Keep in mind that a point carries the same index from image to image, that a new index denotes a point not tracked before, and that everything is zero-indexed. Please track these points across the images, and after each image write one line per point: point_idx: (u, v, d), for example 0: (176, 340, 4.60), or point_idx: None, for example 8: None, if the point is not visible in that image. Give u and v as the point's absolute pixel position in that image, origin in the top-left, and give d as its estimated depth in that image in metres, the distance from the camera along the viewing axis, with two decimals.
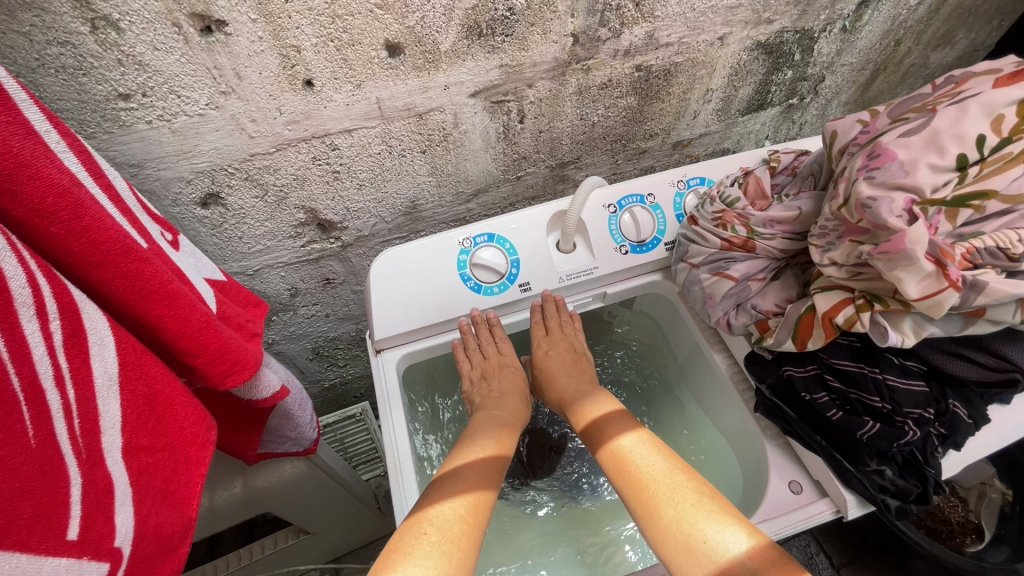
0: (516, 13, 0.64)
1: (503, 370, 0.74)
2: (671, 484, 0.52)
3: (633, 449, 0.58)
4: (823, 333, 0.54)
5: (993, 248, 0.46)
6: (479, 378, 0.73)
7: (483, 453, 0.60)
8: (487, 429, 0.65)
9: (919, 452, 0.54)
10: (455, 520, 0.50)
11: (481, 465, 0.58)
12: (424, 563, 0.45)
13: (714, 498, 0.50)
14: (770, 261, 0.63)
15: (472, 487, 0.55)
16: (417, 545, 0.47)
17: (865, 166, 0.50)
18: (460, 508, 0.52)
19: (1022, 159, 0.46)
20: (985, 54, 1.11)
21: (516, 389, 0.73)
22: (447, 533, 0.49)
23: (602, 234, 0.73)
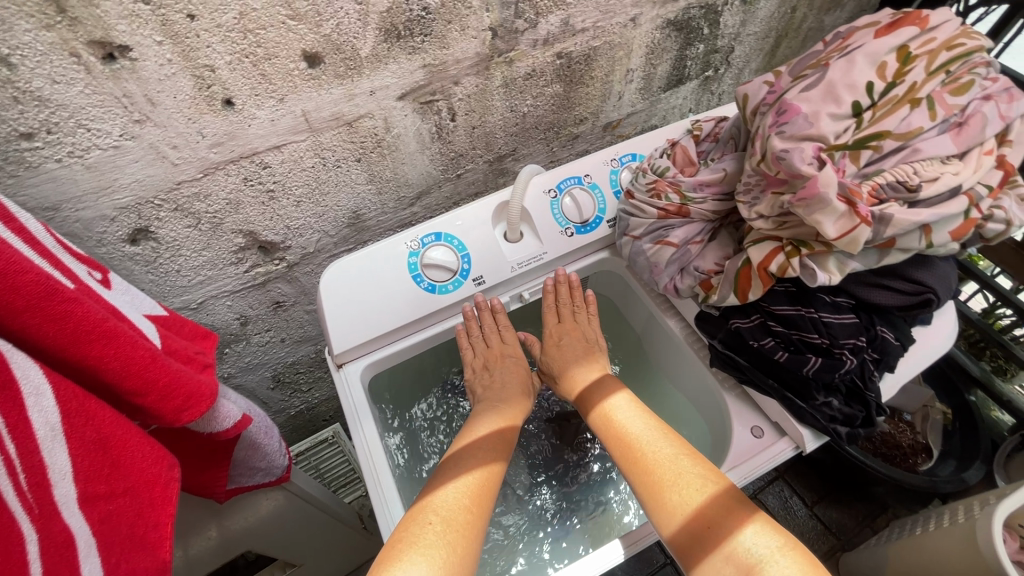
0: (431, 12, 0.65)
1: (506, 359, 0.76)
2: (677, 470, 0.56)
3: (641, 437, 0.61)
4: (761, 283, 0.57)
5: (894, 182, 0.51)
6: (482, 368, 0.75)
7: (489, 453, 0.63)
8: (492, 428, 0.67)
9: (859, 379, 0.59)
10: (458, 516, 0.55)
11: (483, 459, 0.62)
12: (426, 556, 0.50)
13: (717, 484, 0.54)
14: (705, 224, 0.66)
15: (473, 480, 0.59)
16: (421, 535, 0.52)
17: (775, 122, 0.54)
18: (461, 499, 0.57)
19: (907, 100, 0.51)
20: (870, 13, 1.21)
21: (520, 378, 0.75)
22: (450, 524, 0.54)
23: (546, 219, 0.75)
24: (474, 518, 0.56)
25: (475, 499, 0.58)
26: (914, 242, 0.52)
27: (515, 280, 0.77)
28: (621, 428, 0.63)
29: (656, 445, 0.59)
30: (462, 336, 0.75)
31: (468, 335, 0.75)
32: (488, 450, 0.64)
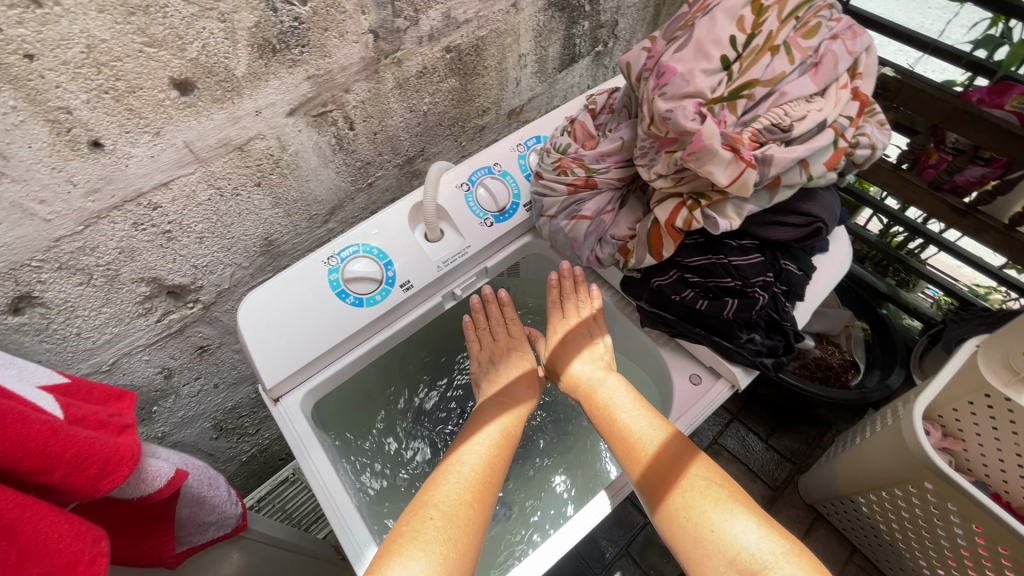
0: (304, 22, 0.63)
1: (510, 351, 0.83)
2: (681, 472, 0.58)
3: (647, 437, 0.61)
4: (671, 240, 0.60)
5: (769, 125, 0.55)
6: (488, 361, 0.83)
7: (490, 452, 0.68)
8: (494, 434, 0.71)
9: (774, 312, 0.63)
10: (459, 513, 0.60)
11: (484, 456, 0.67)
12: (426, 551, 0.55)
13: (721, 487, 0.56)
14: (614, 192, 0.68)
15: (473, 476, 0.64)
16: (424, 529, 0.57)
17: (657, 85, 0.56)
18: (462, 496, 0.62)
19: (767, 48, 0.55)
20: None
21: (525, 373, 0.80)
22: (451, 518, 0.59)
23: (463, 213, 0.75)
24: (473, 515, 0.60)
25: (476, 499, 0.62)
26: (789, 181, 0.56)
27: (444, 279, 0.76)
28: (621, 422, 0.64)
29: (662, 441, 0.60)
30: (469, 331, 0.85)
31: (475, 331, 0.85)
32: (490, 450, 0.68)
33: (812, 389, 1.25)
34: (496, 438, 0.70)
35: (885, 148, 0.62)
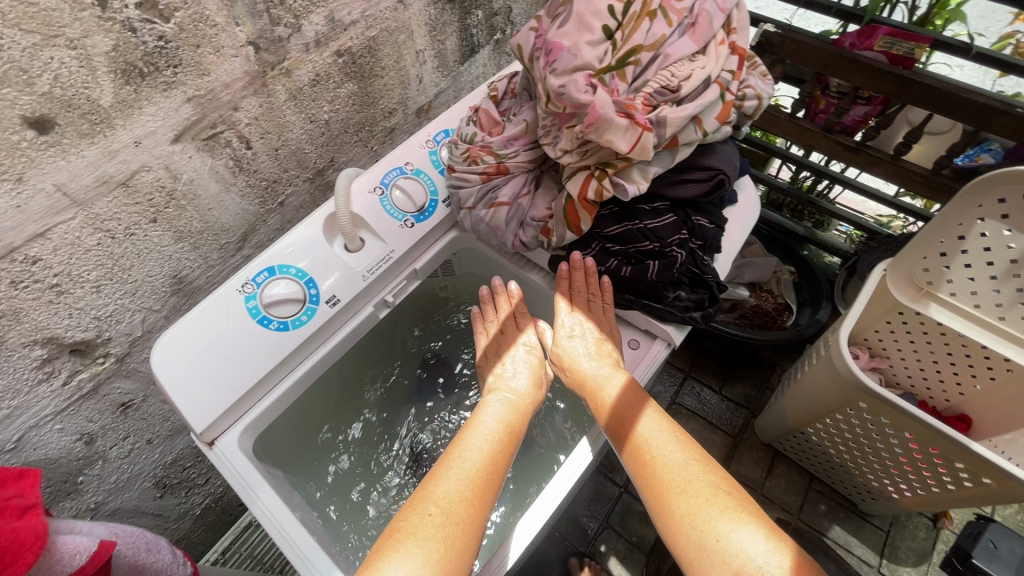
0: (170, 40, 0.59)
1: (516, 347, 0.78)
2: (687, 476, 0.52)
3: (652, 436, 0.56)
4: (586, 212, 0.61)
5: (658, 88, 0.56)
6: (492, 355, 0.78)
7: (493, 448, 0.63)
8: (498, 432, 0.65)
9: (695, 268, 0.65)
10: (456, 510, 0.55)
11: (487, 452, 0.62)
12: (420, 547, 0.51)
13: (729, 495, 0.49)
14: (527, 175, 0.69)
15: (475, 472, 0.59)
16: (419, 525, 0.53)
17: (547, 64, 0.57)
18: (462, 493, 0.57)
19: (645, 13, 0.57)
20: None
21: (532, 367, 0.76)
22: (450, 515, 0.54)
23: (381, 217, 0.73)
24: (472, 514, 0.55)
25: (475, 497, 0.57)
26: (687, 139, 0.58)
27: (372, 288, 0.74)
28: (628, 418, 0.58)
29: (668, 443, 0.55)
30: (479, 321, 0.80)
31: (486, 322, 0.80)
32: (494, 447, 0.63)
33: (757, 337, 1.35)
34: (503, 435, 0.64)
35: (768, 97, 0.67)
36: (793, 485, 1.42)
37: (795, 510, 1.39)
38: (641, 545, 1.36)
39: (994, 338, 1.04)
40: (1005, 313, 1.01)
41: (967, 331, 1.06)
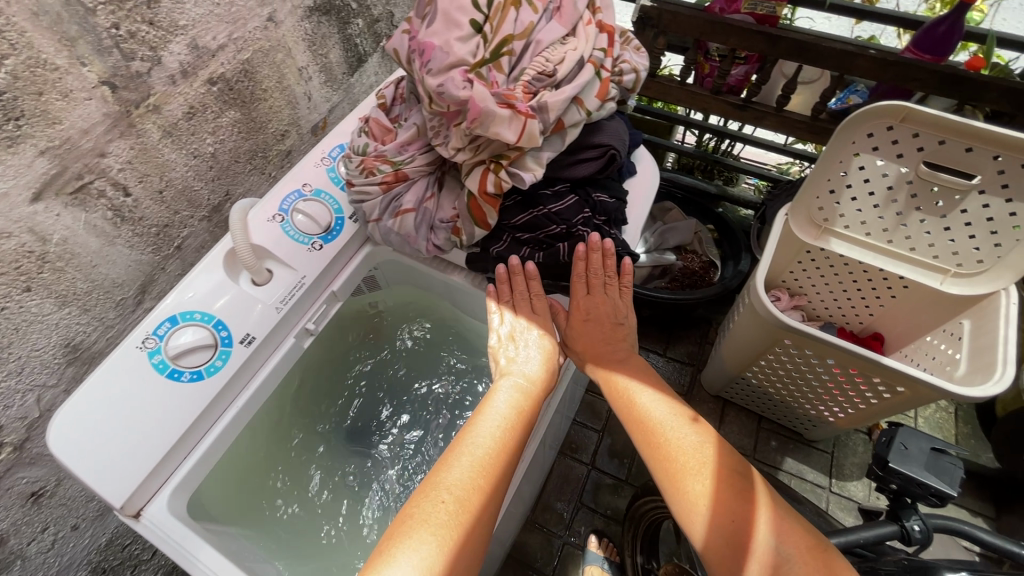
0: (5, 92, 0.53)
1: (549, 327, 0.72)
2: (702, 461, 0.59)
3: (667, 423, 0.63)
4: (490, 206, 0.62)
5: (535, 75, 0.57)
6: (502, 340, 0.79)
7: (502, 430, 0.62)
8: (509, 413, 0.64)
9: (602, 243, 0.69)
10: (466, 495, 0.56)
11: (498, 438, 0.61)
12: (429, 537, 0.52)
13: (739, 477, 0.57)
14: (428, 177, 0.68)
15: (484, 456, 0.59)
16: (432, 513, 0.54)
17: (423, 64, 0.57)
18: (474, 479, 0.57)
19: (510, 3, 0.57)
20: None
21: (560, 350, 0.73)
22: (462, 501, 0.55)
23: (285, 244, 0.70)
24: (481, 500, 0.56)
25: (483, 479, 0.58)
26: (570, 120, 0.59)
27: (290, 318, 0.71)
28: (642, 406, 0.65)
29: (684, 430, 0.62)
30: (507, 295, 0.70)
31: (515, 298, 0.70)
32: (506, 434, 0.62)
33: (696, 297, 1.44)
34: (514, 421, 0.63)
35: (645, 70, 0.69)
36: (746, 428, 1.50)
37: (751, 451, 1.47)
38: (617, 516, 1.40)
39: (887, 260, 1.17)
40: (892, 236, 1.13)
41: (865, 258, 1.18)
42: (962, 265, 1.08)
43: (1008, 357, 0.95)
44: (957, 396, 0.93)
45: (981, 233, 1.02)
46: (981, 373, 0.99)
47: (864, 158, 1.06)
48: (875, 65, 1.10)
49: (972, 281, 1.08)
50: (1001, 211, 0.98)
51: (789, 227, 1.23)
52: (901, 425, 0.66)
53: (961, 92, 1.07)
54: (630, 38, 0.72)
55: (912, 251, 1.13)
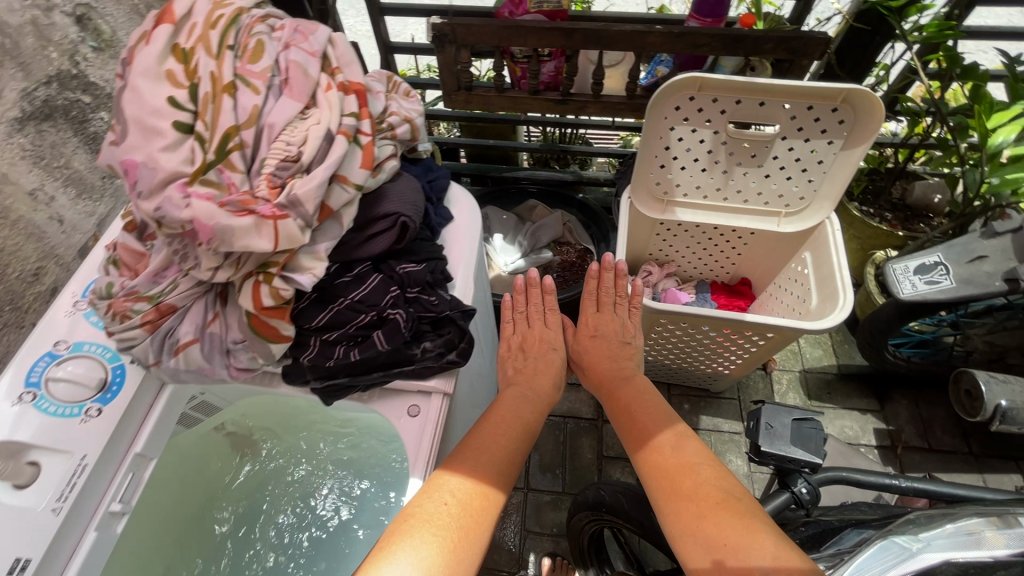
0: None
1: (542, 342, 1.01)
2: (705, 490, 0.71)
3: (672, 457, 0.79)
4: (277, 317, 0.57)
5: (279, 165, 0.54)
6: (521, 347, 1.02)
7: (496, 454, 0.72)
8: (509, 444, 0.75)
9: (426, 312, 0.62)
10: (467, 503, 0.64)
11: (493, 459, 0.71)
12: (429, 538, 0.59)
13: (731, 505, 0.68)
14: (203, 298, 0.60)
15: (483, 466, 0.70)
16: (437, 516, 0.61)
17: (132, 185, 0.54)
18: (477, 490, 0.66)
19: (219, 94, 0.55)
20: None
21: (549, 366, 0.98)
22: (461, 502, 0.64)
23: (47, 424, 0.75)
24: (483, 509, 0.65)
25: (489, 483, 0.69)
26: (337, 202, 0.55)
27: (74, 510, 0.72)
28: (659, 447, 0.82)
29: (690, 464, 0.76)
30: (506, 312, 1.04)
31: (513, 313, 1.04)
32: (501, 450, 0.74)
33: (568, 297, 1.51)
34: (512, 435, 0.77)
35: (418, 115, 0.68)
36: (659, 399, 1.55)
37: None
38: (563, 530, 1.37)
39: (727, 216, 1.22)
40: (724, 194, 1.18)
41: (709, 219, 1.23)
42: (788, 206, 1.17)
43: (848, 279, 1.04)
44: (818, 329, 0.99)
45: (795, 174, 1.11)
46: (831, 300, 1.07)
47: (678, 130, 1.09)
48: (666, 39, 1.14)
49: (800, 216, 1.18)
50: (804, 151, 1.07)
51: (635, 206, 1.24)
52: (763, 403, 0.67)
53: (744, 48, 1.13)
54: (399, 84, 0.71)
55: (745, 203, 1.19)
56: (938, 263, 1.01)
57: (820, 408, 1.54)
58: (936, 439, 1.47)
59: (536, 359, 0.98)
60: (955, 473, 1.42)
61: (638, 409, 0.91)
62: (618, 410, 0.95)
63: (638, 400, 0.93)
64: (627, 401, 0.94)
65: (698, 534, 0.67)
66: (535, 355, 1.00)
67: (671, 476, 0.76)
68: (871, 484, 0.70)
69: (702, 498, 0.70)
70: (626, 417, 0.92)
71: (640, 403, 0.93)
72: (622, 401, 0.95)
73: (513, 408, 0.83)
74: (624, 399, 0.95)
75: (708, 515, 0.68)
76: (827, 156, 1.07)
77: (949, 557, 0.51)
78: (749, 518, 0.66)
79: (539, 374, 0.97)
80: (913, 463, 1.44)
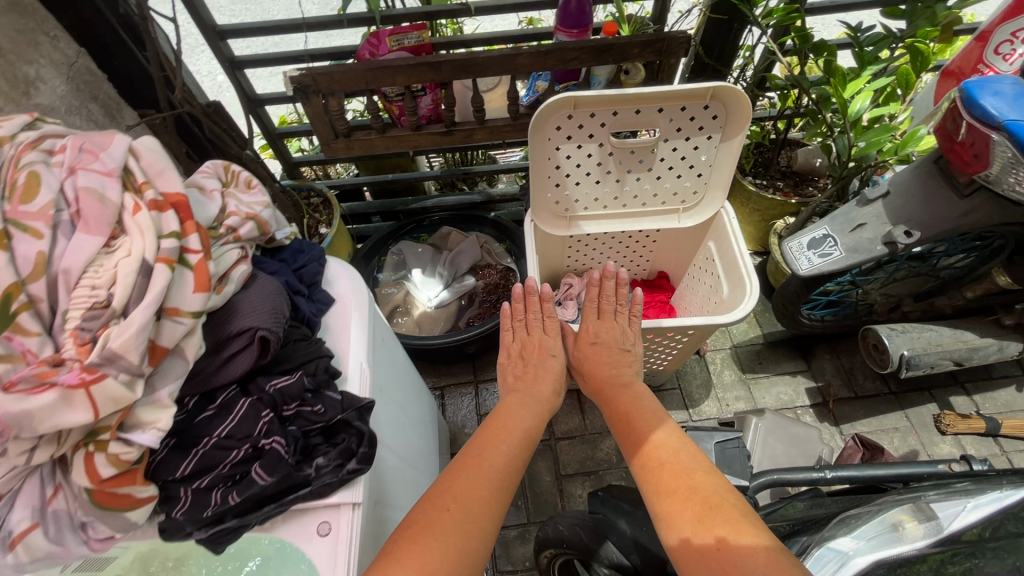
0: None
1: (541, 352, 1.08)
2: (702, 489, 0.68)
3: (666, 458, 0.75)
4: (126, 481, 0.50)
5: (85, 316, 0.49)
6: (518, 357, 1.09)
7: (499, 464, 0.78)
8: (510, 458, 0.80)
9: (311, 424, 0.58)
10: (472, 508, 0.69)
11: (491, 467, 0.77)
12: (431, 543, 0.63)
13: (729, 506, 0.64)
14: (32, 477, 0.52)
15: (485, 475, 0.75)
16: (438, 522, 0.66)
17: None
18: (481, 495, 0.71)
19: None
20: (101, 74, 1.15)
21: (550, 372, 1.05)
22: (464, 510, 0.68)
23: None
24: (487, 513, 0.70)
25: (492, 489, 0.74)
26: (169, 339, 0.50)
27: None
28: (653, 449, 0.78)
29: (682, 466, 0.73)
30: (510, 321, 1.12)
31: (513, 323, 1.13)
32: (501, 460, 0.79)
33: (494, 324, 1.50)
34: (509, 448, 0.82)
35: (263, 207, 0.66)
36: None
37: None
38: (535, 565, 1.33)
39: (629, 221, 1.23)
40: (623, 201, 1.19)
41: (614, 226, 1.23)
42: (685, 201, 1.19)
43: (750, 267, 1.08)
44: (730, 323, 1.02)
45: (684, 172, 1.13)
46: (739, 290, 1.11)
47: (564, 149, 1.08)
48: (536, 58, 1.12)
49: (698, 210, 1.20)
50: (687, 150, 1.09)
51: (541, 228, 1.22)
52: None
53: (612, 56, 1.13)
54: (238, 174, 0.68)
55: (644, 206, 1.20)
56: (826, 236, 1.06)
57: (754, 379, 1.60)
58: (859, 386, 1.56)
59: (535, 366, 1.06)
60: (881, 415, 1.51)
61: (635, 415, 0.89)
62: (617, 416, 0.93)
63: (637, 406, 0.92)
64: (625, 406, 0.93)
65: (692, 538, 0.63)
66: (535, 362, 1.07)
67: (666, 478, 0.72)
68: (803, 485, 0.71)
69: (694, 500, 0.67)
70: (624, 423, 0.90)
71: (637, 410, 0.91)
72: (621, 406, 0.94)
73: (511, 423, 0.88)
74: (623, 404, 0.95)
75: (702, 516, 0.64)
76: (709, 151, 1.09)
77: (878, 557, 0.51)
78: (751, 523, 0.62)
79: (539, 380, 1.04)
80: (844, 414, 1.52)
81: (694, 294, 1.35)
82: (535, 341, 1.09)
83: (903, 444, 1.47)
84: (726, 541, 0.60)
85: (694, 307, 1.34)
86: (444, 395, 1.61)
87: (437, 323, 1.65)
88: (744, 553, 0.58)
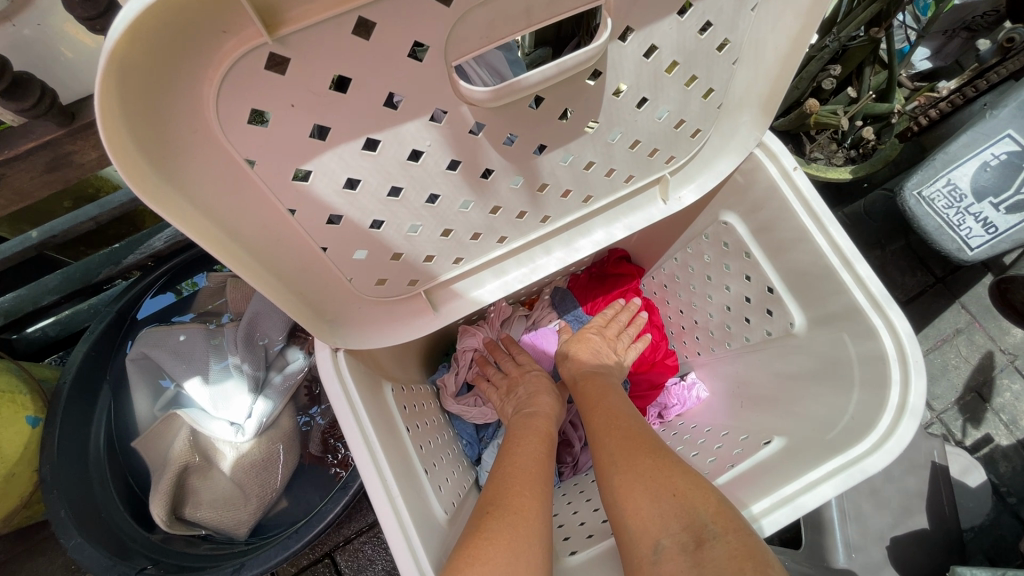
0: None
1: (529, 374, 0.67)
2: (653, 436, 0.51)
3: (617, 406, 0.57)
4: None
5: None
6: (505, 392, 0.67)
7: (538, 445, 0.53)
8: (534, 440, 0.54)
9: None
10: (506, 488, 0.46)
11: (525, 449, 0.52)
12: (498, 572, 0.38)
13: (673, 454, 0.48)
14: None
15: (518, 464, 0.49)
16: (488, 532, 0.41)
17: None
18: (518, 487, 0.46)
19: None
20: None
21: (543, 384, 0.65)
22: (510, 512, 0.43)
23: None
24: (531, 503, 0.45)
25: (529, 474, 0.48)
26: None
27: None
28: (610, 400, 0.58)
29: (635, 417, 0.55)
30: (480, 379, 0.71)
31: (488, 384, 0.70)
32: (533, 441, 0.54)
33: None
34: (526, 430, 0.56)
35: None
36: None
37: None
38: None
39: (561, 238, 0.52)
40: (541, 212, 0.47)
41: (531, 262, 0.52)
42: (674, 159, 0.49)
43: (874, 291, 0.49)
44: (887, 466, 0.43)
45: (676, 101, 0.42)
46: (846, 333, 0.52)
47: (322, 164, 0.31)
48: None
49: (701, 162, 0.52)
50: (688, 42, 0.37)
51: (362, 343, 0.48)
52: None
53: None
54: None
55: (588, 201, 0.49)
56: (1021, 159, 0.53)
57: None
58: (899, 289, 1.09)
59: (528, 386, 0.65)
60: (936, 320, 1.08)
61: (612, 393, 0.59)
62: (583, 395, 0.61)
63: (615, 387, 0.61)
64: (603, 390, 0.60)
65: (648, 484, 0.45)
66: (525, 386, 0.65)
67: (612, 430, 0.53)
68: None
69: (659, 458, 0.47)
70: (594, 398, 0.59)
71: (616, 397, 0.59)
72: (595, 385, 0.62)
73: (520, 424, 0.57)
74: (597, 383, 0.62)
75: (655, 471, 0.46)
76: (734, 23, 0.38)
77: None
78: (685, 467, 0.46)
79: (537, 393, 0.63)
80: None
81: (685, 298, 0.76)
82: (523, 372, 0.68)
83: (972, 349, 1.07)
84: (683, 489, 0.43)
85: (704, 327, 0.74)
86: (338, 560, 0.95)
87: (275, 465, 0.92)
88: (696, 502, 0.42)
